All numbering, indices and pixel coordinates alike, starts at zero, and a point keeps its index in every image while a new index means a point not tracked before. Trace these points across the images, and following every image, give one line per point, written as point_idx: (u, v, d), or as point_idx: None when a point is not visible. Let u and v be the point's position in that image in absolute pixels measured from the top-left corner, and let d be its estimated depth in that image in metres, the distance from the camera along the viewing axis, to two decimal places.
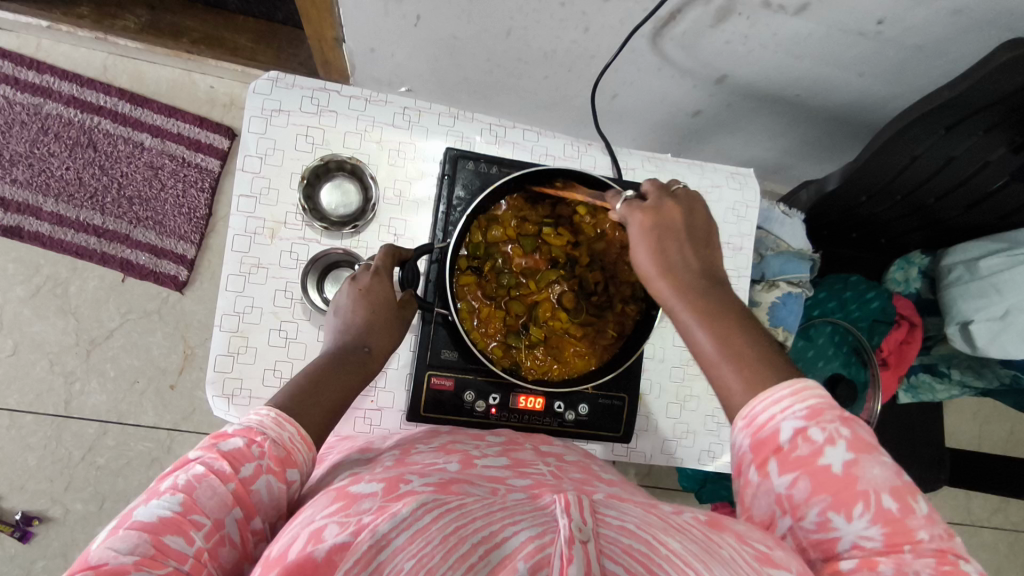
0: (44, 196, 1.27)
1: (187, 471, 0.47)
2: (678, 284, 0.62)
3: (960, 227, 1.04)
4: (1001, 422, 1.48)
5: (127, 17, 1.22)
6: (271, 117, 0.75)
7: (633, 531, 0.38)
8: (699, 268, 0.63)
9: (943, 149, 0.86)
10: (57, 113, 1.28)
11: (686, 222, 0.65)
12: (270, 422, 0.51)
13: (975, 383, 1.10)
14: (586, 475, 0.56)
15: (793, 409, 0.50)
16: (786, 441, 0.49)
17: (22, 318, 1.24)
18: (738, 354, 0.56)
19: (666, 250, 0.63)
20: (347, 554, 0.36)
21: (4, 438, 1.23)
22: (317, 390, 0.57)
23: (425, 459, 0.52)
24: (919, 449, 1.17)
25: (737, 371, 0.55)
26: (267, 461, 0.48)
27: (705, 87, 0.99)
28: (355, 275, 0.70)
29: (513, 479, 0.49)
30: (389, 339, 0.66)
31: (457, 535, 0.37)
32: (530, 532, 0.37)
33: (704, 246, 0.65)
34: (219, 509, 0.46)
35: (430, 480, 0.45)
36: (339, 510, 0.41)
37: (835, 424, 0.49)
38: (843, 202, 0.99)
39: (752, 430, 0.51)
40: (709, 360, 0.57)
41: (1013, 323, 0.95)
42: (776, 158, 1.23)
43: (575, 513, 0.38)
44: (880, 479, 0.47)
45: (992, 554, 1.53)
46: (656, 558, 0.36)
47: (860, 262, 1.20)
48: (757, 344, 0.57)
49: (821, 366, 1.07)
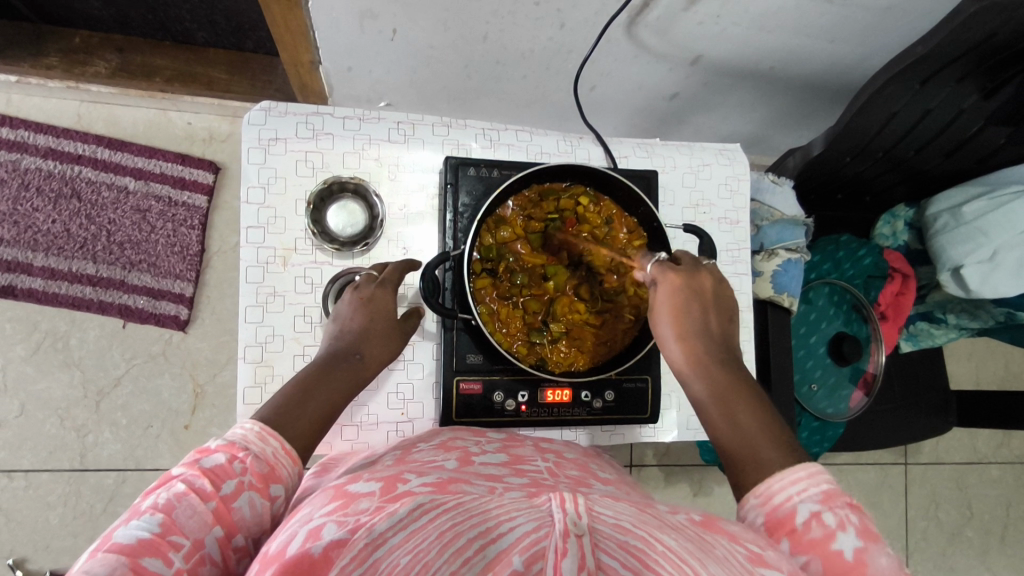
0: (33, 252, 1.25)
1: (167, 490, 0.47)
2: (695, 356, 0.66)
3: (939, 175, 1.07)
4: (995, 359, 1.53)
5: (97, 63, 1.20)
6: (268, 145, 0.75)
7: (629, 528, 0.40)
8: (717, 345, 0.67)
9: (917, 105, 0.89)
10: (36, 166, 1.26)
11: (711, 292, 0.69)
12: (253, 437, 0.53)
13: (971, 324, 1.15)
14: (583, 473, 0.59)
15: (808, 492, 0.50)
16: (800, 523, 0.48)
17: (26, 376, 1.23)
18: (741, 427, 0.60)
19: (687, 315, 0.67)
20: (343, 550, 0.37)
21: (22, 499, 1.21)
22: (305, 400, 0.60)
23: (424, 457, 0.55)
24: (925, 395, 1.20)
25: (742, 442, 0.59)
26: (249, 477, 0.50)
27: (680, 69, 1.01)
28: (357, 282, 0.72)
29: (508, 477, 0.51)
30: (381, 350, 0.69)
31: (453, 532, 0.39)
32: (525, 528, 0.39)
33: (722, 319, 0.70)
34: (200, 528, 0.46)
35: (427, 480, 0.46)
36: (337, 508, 0.41)
37: (845, 510, 0.49)
38: (829, 164, 1.02)
39: (768, 508, 0.51)
40: (721, 430, 0.61)
41: (1002, 262, 0.99)
42: (753, 131, 1.27)
43: (571, 507, 0.39)
44: (888, 568, 0.45)
45: (1001, 488, 1.58)
46: (651, 553, 0.38)
47: (847, 222, 1.23)
48: (761, 419, 0.60)
49: (825, 326, 1.10)
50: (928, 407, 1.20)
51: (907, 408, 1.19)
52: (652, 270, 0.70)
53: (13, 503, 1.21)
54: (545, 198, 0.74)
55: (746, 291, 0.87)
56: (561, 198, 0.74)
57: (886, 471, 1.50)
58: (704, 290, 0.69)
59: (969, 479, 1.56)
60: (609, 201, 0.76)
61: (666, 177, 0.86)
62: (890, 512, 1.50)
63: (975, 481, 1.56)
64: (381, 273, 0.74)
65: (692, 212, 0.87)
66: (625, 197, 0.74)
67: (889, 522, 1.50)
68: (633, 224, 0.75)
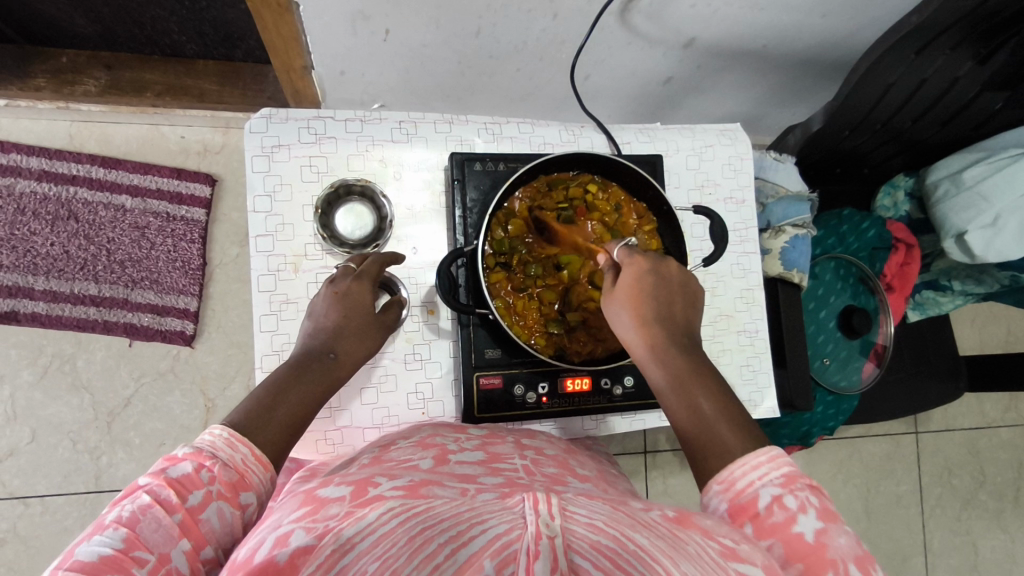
0: (34, 276, 1.24)
1: (132, 501, 0.46)
2: (651, 339, 0.61)
3: (937, 144, 1.08)
4: (998, 323, 1.54)
5: (86, 81, 1.19)
6: (272, 153, 0.75)
7: (601, 528, 0.43)
8: (678, 330, 0.63)
9: (915, 74, 0.90)
10: (31, 190, 1.25)
11: (675, 279, 0.65)
12: (222, 443, 0.51)
13: (976, 290, 1.15)
14: (561, 470, 0.61)
15: (770, 476, 0.50)
16: (763, 507, 0.48)
17: (35, 401, 1.22)
18: (703, 420, 0.56)
19: (646, 303, 0.62)
20: (309, 557, 0.41)
21: (38, 525, 1.20)
22: (273, 405, 0.57)
23: (401, 456, 0.57)
24: (934, 362, 1.21)
25: (705, 437, 0.55)
26: (216, 487, 0.48)
27: (674, 52, 1.01)
28: (333, 278, 0.70)
29: (484, 477, 0.54)
30: (357, 347, 0.66)
31: (422, 536, 0.43)
32: (498, 530, 0.43)
33: (686, 306, 0.65)
34: (166, 542, 0.44)
35: (399, 483, 0.50)
36: (306, 514, 0.45)
37: (805, 492, 0.48)
38: (827, 139, 1.03)
39: (730, 495, 0.50)
40: (684, 425, 0.57)
41: (1004, 226, 0.98)
42: (747, 111, 1.27)
43: (543, 509, 0.43)
44: (846, 549, 0.45)
45: (1012, 450, 1.59)
46: (623, 554, 0.41)
47: (848, 194, 1.24)
48: (726, 410, 0.57)
49: (833, 300, 1.10)
50: (937, 374, 1.20)
51: (916, 376, 1.20)
52: (620, 254, 0.66)
53: (31, 530, 1.20)
54: (554, 188, 0.75)
55: (756, 270, 0.88)
56: (570, 187, 0.75)
57: (897, 441, 1.51)
58: (667, 277, 0.64)
59: (980, 444, 1.57)
60: (617, 187, 0.76)
61: (671, 161, 0.86)
62: (904, 482, 1.51)
63: (986, 445, 1.58)
64: (359, 265, 0.72)
65: (698, 194, 0.87)
66: (632, 182, 0.74)
67: (904, 491, 1.51)
68: (642, 209, 0.76)
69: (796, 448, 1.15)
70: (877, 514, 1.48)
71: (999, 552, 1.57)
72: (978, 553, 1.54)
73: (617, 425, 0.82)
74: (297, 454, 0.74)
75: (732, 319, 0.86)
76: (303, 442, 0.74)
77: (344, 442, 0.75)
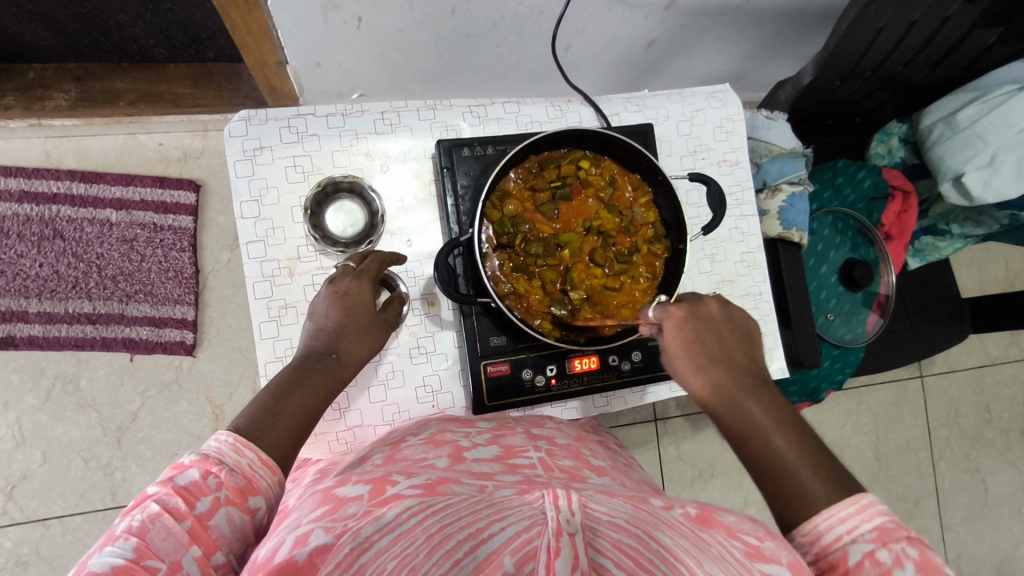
0: (26, 299, 1.23)
1: (141, 510, 0.45)
2: (712, 381, 0.60)
3: (930, 87, 1.06)
4: (997, 261, 1.54)
5: (57, 96, 1.16)
6: (254, 156, 0.73)
7: (623, 526, 0.45)
8: (740, 366, 0.62)
9: (900, 18, 0.88)
10: (12, 212, 1.23)
11: (723, 319, 0.65)
12: (228, 448, 0.51)
13: (975, 232, 1.14)
14: (576, 463, 0.60)
15: (861, 530, 0.46)
16: (853, 564, 0.44)
17: (42, 424, 1.22)
18: (774, 458, 0.54)
19: (696, 350, 0.62)
20: (328, 556, 0.40)
21: (60, 545, 1.20)
22: (280, 408, 0.56)
23: (415, 455, 0.56)
24: (938, 307, 1.22)
25: (777, 478, 0.53)
26: (225, 492, 0.48)
27: (655, 15, 0.98)
28: (333, 278, 0.68)
29: (501, 474, 0.53)
30: (361, 346, 0.65)
31: (442, 534, 0.44)
32: (518, 527, 0.44)
33: (743, 346, 0.64)
34: (176, 549, 0.44)
35: (417, 481, 0.49)
36: (324, 514, 0.44)
37: (902, 545, 0.44)
38: (818, 92, 1.02)
39: (819, 549, 0.47)
40: (760, 466, 0.54)
41: (1002, 165, 0.97)
42: (733, 68, 1.24)
43: (564, 505, 0.44)
44: None
45: (1018, 385, 1.60)
46: (646, 552, 0.42)
47: (841, 145, 1.22)
48: (798, 448, 0.54)
49: (833, 255, 1.10)
50: (941, 318, 1.22)
51: (921, 322, 1.21)
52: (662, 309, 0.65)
53: (54, 550, 1.20)
54: (546, 167, 0.73)
55: (755, 232, 0.87)
56: (562, 165, 0.73)
57: (904, 386, 1.52)
58: (716, 317, 0.64)
59: (985, 382, 1.58)
60: (609, 161, 0.75)
61: (662, 129, 0.85)
62: (913, 426, 1.52)
63: (991, 383, 1.59)
64: (359, 264, 0.70)
65: (692, 160, 0.86)
66: (625, 154, 0.72)
67: (913, 435, 1.52)
68: (638, 181, 0.75)
69: (806, 405, 1.16)
70: (888, 460, 1.50)
71: (1011, 485, 1.58)
72: (989, 488, 1.56)
73: (629, 399, 0.82)
74: (312, 456, 0.74)
75: (734, 283, 0.86)
76: (316, 443, 0.74)
77: (357, 440, 0.75)
